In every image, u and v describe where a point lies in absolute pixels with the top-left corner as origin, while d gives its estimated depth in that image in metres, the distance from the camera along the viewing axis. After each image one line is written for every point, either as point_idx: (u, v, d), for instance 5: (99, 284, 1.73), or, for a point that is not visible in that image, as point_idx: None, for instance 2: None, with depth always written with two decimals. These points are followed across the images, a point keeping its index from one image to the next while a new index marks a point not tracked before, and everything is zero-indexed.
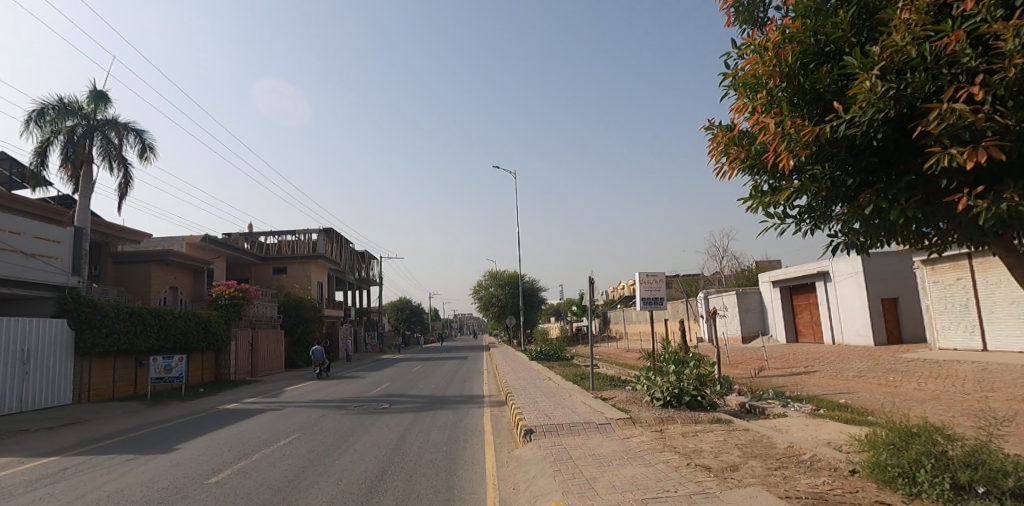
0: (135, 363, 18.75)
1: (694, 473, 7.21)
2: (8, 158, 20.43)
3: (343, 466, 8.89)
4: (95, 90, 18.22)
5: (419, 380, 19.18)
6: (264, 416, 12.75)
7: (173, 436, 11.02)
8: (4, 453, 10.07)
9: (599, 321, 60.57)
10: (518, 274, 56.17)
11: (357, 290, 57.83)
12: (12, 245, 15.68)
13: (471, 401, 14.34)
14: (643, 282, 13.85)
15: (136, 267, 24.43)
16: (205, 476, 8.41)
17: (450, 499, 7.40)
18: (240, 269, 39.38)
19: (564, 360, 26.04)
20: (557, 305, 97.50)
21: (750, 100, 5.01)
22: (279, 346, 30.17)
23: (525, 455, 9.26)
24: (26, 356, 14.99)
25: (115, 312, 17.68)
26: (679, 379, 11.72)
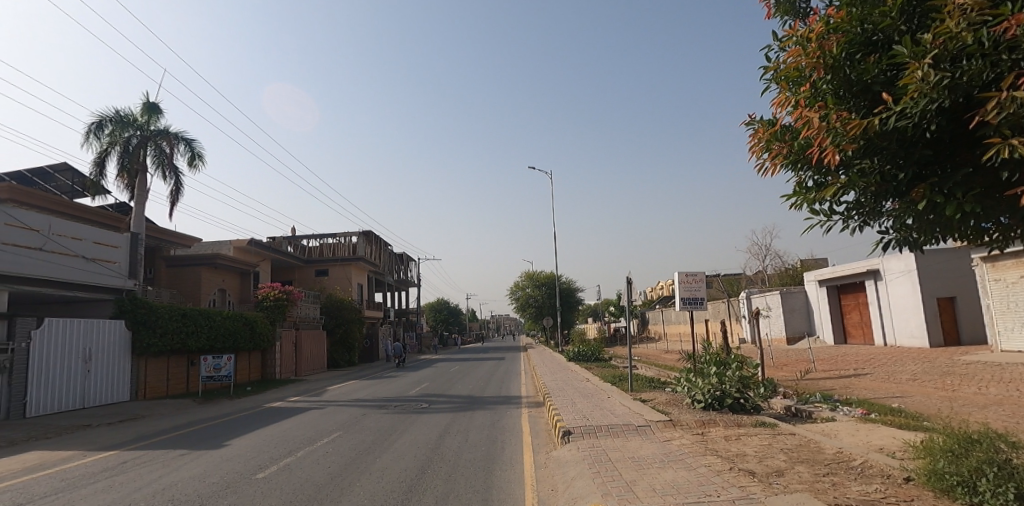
0: (187, 362, 19.58)
1: (737, 477, 7.03)
2: (71, 168, 21.65)
3: (384, 464, 9.04)
4: (148, 103, 19.18)
5: (458, 380, 19.35)
6: (308, 415, 13.08)
7: (222, 433, 11.44)
8: (70, 446, 10.70)
9: (638, 322, 59.78)
10: (554, 274, 56.06)
11: (396, 291, 58.90)
12: (73, 250, 16.59)
13: (509, 402, 14.38)
14: (682, 282, 13.61)
15: (187, 270, 25.51)
16: (253, 471, 8.70)
17: (489, 498, 7.43)
18: (284, 272, 40.63)
19: (602, 361, 25.87)
20: (594, 306, 96.92)
21: (792, 94, 4.84)
22: (321, 347, 30.98)
23: (564, 456, 9.22)
24: (88, 354, 15.85)
25: (169, 313, 18.51)
26: (721, 381, 11.48)
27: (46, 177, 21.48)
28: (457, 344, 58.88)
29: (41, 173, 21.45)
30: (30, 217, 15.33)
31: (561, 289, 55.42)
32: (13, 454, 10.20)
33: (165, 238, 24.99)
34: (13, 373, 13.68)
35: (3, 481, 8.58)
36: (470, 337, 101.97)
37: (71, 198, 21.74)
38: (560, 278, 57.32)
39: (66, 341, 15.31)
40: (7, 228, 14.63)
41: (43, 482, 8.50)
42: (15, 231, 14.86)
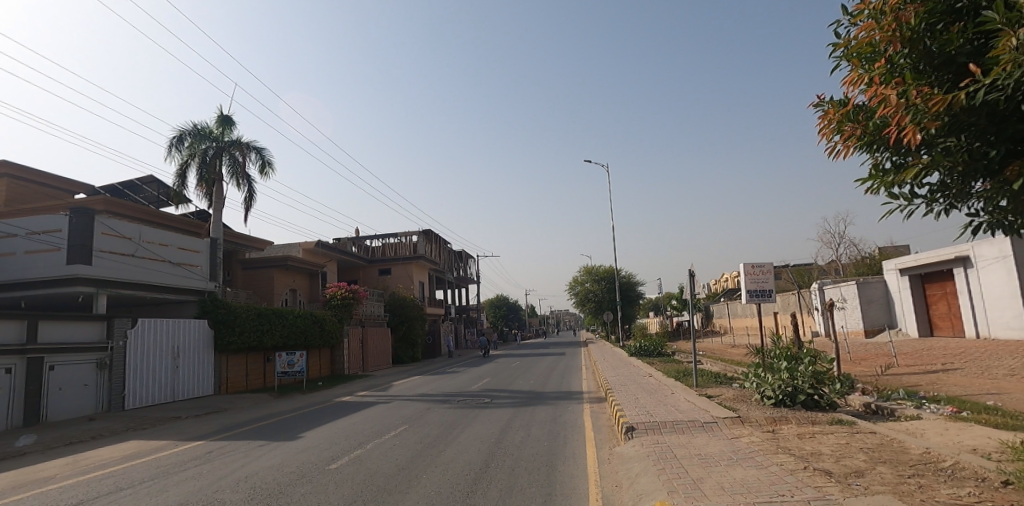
0: (263, 359, 20.82)
1: (812, 477, 6.70)
2: (157, 180, 23.36)
3: (448, 457, 9.25)
4: (222, 115, 20.49)
5: (520, 376, 19.48)
6: (375, 409, 13.58)
7: (297, 425, 12.06)
8: (163, 437, 11.58)
9: (702, 315, 58.09)
10: (614, 268, 55.31)
11: (457, 288, 60.02)
12: (160, 255, 17.91)
13: (571, 397, 14.33)
14: (748, 274, 13.10)
15: (261, 272, 27.01)
16: (327, 462, 9.12)
17: (552, 493, 7.46)
18: (350, 271, 42.24)
19: (666, 356, 25.32)
20: (654, 300, 95.05)
21: (865, 71, 4.52)
22: (386, 343, 32.04)
23: (628, 452, 9.10)
24: (176, 351, 17.10)
25: (246, 313, 19.69)
26: (793, 376, 10.99)
27: (136, 188, 23.28)
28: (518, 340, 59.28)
29: (131, 185, 23.24)
30: (122, 226, 16.71)
31: (621, 283, 54.64)
32: (115, 443, 11.18)
33: (241, 241, 26.58)
34: (112, 369, 15.01)
35: (106, 468, 9.39)
36: (530, 332, 102.24)
37: (158, 207, 23.49)
38: (620, 272, 56.51)
39: (158, 339, 16.58)
40: (102, 237, 16.00)
41: (141, 469, 9.27)
42: (109, 239, 16.25)
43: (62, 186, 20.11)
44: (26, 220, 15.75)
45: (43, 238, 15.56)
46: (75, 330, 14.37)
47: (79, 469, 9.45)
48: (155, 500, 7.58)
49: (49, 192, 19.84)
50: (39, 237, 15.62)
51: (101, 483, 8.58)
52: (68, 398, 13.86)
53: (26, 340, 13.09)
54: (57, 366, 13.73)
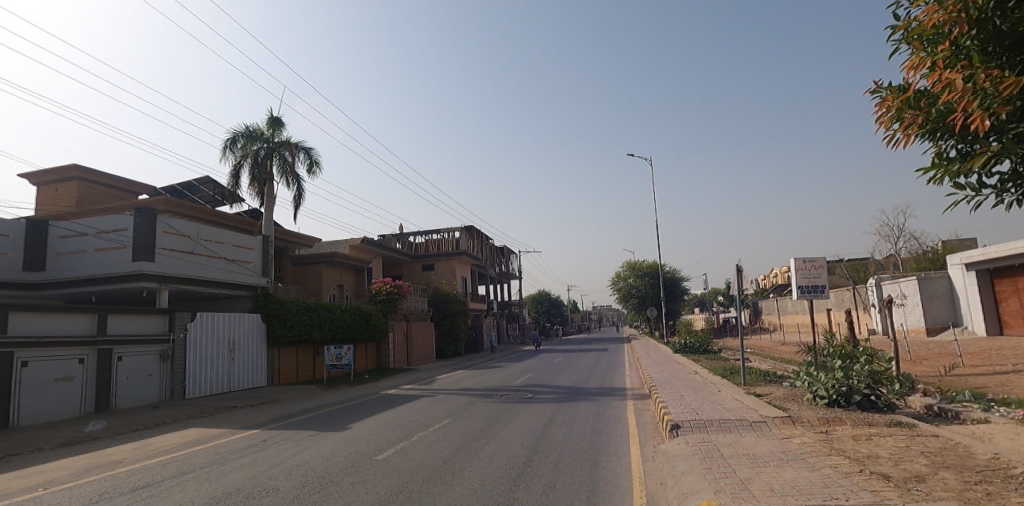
0: (312, 352, 21.56)
1: (869, 481, 6.42)
2: (213, 181, 24.42)
3: (492, 451, 9.33)
4: (272, 117, 21.25)
5: (563, 372, 19.44)
6: (420, 402, 13.84)
7: (344, 417, 12.42)
8: (220, 425, 12.15)
9: (750, 312, 56.42)
10: (657, 263, 54.42)
11: (499, 284, 60.41)
12: (217, 252, 18.76)
13: (614, 394, 14.20)
14: (799, 269, 12.64)
15: (310, 267, 27.90)
16: (374, 453, 9.37)
17: (595, 489, 7.41)
18: (394, 267, 43.12)
19: (713, 353, 24.74)
20: (700, 296, 92.95)
21: (927, 55, 4.26)
22: (429, 338, 32.56)
23: (673, 450, 8.95)
24: (232, 343, 17.86)
25: (296, 308, 20.42)
26: (848, 375, 10.53)
27: (193, 189, 24.39)
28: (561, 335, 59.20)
29: (189, 185, 24.36)
30: (182, 225, 17.57)
31: (664, 278, 53.71)
32: (177, 430, 11.80)
33: (291, 239, 27.52)
34: (174, 361, 15.83)
35: (169, 453, 9.94)
36: (572, 328, 101.82)
37: (213, 206, 24.57)
38: (664, 267, 55.54)
39: (215, 332, 17.36)
40: (164, 236, 16.87)
41: (201, 455, 9.76)
42: (170, 237, 17.12)
43: (127, 188, 21.32)
44: (96, 220, 16.80)
45: (111, 237, 16.57)
46: (140, 323, 15.21)
47: (145, 453, 10.03)
48: (213, 485, 7.95)
49: (115, 193, 21.06)
50: (108, 236, 16.64)
51: (165, 467, 9.09)
52: (134, 387, 14.73)
53: (97, 332, 13.96)
54: (125, 357, 14.60)
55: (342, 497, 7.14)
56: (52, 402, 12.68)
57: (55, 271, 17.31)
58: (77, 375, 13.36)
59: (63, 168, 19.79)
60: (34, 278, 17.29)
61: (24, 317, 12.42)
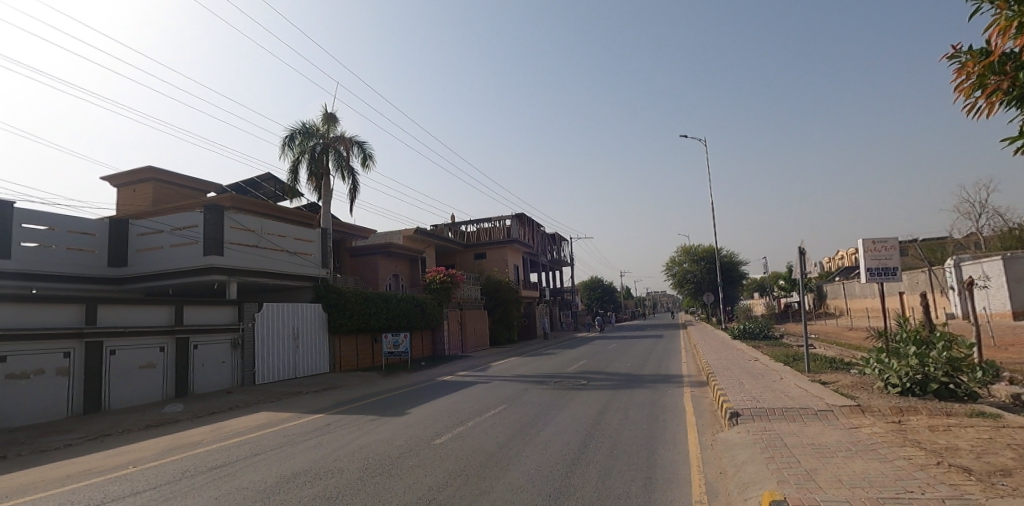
0: (371, 339, 22.33)
1: (947, 474, 6.06)
2: (274, 177, 25.49)
3: (547, 437, 9.41)
4: (326, 113, 21.94)
5: (617, 358, 19.30)
6: (475, 388, 14.07)
7: (402, 402, 12.80)
8: (288, 409, 12.79)
9: (813, 296, 54.04)
10: (714, 247, 52.95)
11: (551, 271, 60.47)
12: (281, 246, 19.65)
13: (669, 381, 13.96)
14: (867, 250, 12.01)
15: (367, 258, 28.78)
16: (432, 437, 9.63)
17: (652, 476, 7.33)
18: (447, 256, 43.86)
19: (774, 338, 23.90)
20: (759, 281, 89.93)
21: (1014, 13, 3.90)
22: (483, 325, 33.00)
23: (733, 438, 8.74)
24: (296, 331, 18.72)
25: (355, 297, 21.17)
26: (923, 363, 9.96)
27: (256, 185, 25.54)
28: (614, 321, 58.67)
29: (252, 182, 25.52)
30: (247, 220, 18.48)
31: (722, 263, 52.22)
32: (248, 414, 12.50)
33: (348, 231, 28.46)
34: (244, 349, 16.77)
35: (241, 436, 10.55)
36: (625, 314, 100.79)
37: (275, 202, 25.67)
38: (720, 251, 53.99)
39: (281, 321, 18.24)
40: (231, 231, 17.81)
41: (271, 437, 10.30)
42: (237, 232, 18.06)
43: (196, 187, 22.58)
44: (171, 217, 17.94)
45: (185, 233, 17.66)
46: (214, 314, 16.16)
47: (221, 435, 10.70)
48: (283, 466, 8.39)
49: (186, 192, 22.35)
50: (182, 232, 17.74)
51: (239, 448, 9.67)
52: (209, 373, 15.71)
53: (174, 322, 14.95)
54: (200, 345, 15.57)
55: (403, 480, 7.39)
56: (137, 387, 13.74)
57: (136, 266, 18.62)
58: (158, 362, 14.38)
59: (140, 169, 21.15)
60: (116, 272, 18.63)
61: (111, 309, 13.47)
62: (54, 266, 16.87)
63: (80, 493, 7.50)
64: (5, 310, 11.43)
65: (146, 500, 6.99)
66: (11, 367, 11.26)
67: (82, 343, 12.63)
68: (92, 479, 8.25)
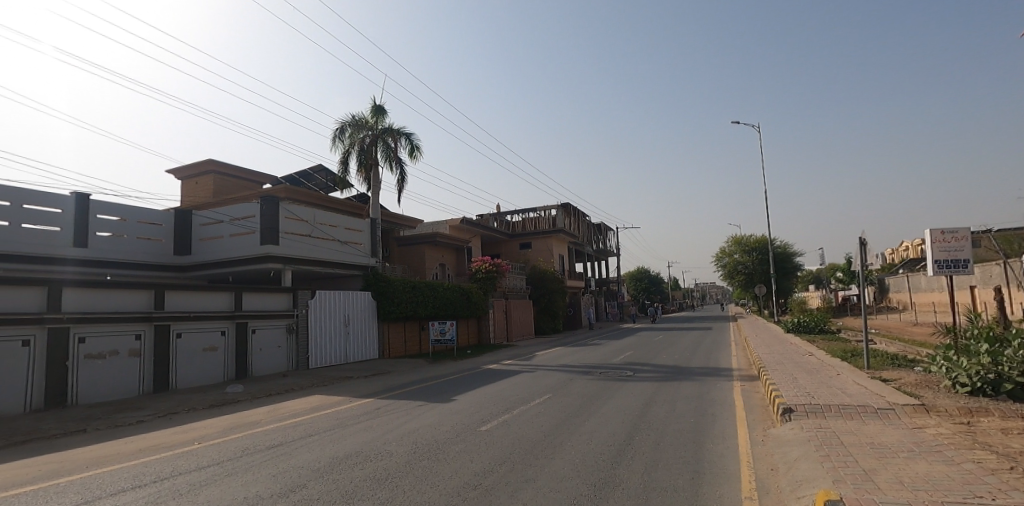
0: (418, 327, 22.84)
1: (1022, 480, 5.68)
2: (325, 168, 26.25)
3: (592, 427, 9.38)
4: (375, 105, 22.40)
5: (665, 350, 19.03)
6: (520, 377, 14.17)
7: (448, 389, 13.05)
8: (339, 393, 13.26)
9: (874, 290, 51.53)
10: (767, 237, 51.26)
11: (597, 261, 60.04)
12: (332, 235, 20.29)
13: (719, 374, 13.65)
14: (935, 242, 11.34)
15: (414, 247, 29.33)
16: (478, 424, 9.78)
17: (700, 470, 7.20)
18: (492, 246, 44.18)
19: (832, 332, 22.94)
20: (814, 273, 86.47)
21: None
22: (528, 315, 33.14)
23: (785, 435, 8.47)
24: (347, 318, 19.35)
25: (403, 286, 21.67)
26: (996, 362, 9.33)
27: (308, 177, 26.41)
28: (661, 313, 57.67)
29: (305, 174, 26.40)
30: (301, 210, 19.17)
31: (775, 254, 50.49)
32: (302, 397, 13.04)
33: (396, 221, 29.06)
34: (298, 334, 17.48)
35: (296, 417, 11.03)
36: (673, 305, 99.07)
37: (326, 193, 26.46)
38: (774, 242, 52.22)
39: (332, 308, 18.88)
40: (286, 221, 18.53)
41: (324, 419, 10.72)
42: (292, 222, 18.76)
43: (253, 178, 23.53)
44: (230, 208, 18.83)
45: (243, 223, 18.50)
46: (270, 300, 16.88)
47: (277, 416, 11.21)
48: (335, 447, 8.72)
49: (244, 184, 23.34)
50: (240, 222, 18.59)
51: (294, 429, 10.12)
52: (266, 357, 16.46)
53: (234, 308, 15.72)
54: (258, 330, 16.33)
55: (450, 465, 7.55)
56: (202, 368, 14.57)
57: (198, 255, 19.64)
58: (220, 345, 15.17)
59: (202, 162, 22.21)
60: (181, 261, 19.71)
61: (177, 295, 14.28)
62: (126, 254, 17.99)
63: (151, 466, 8.03)
64: (82, 295, 12.32)
65: (209, 476, 7.41)
66: (88, 347, 12.16)
67: (151, 326, 13.47)
68: (161, 454, 8.81)
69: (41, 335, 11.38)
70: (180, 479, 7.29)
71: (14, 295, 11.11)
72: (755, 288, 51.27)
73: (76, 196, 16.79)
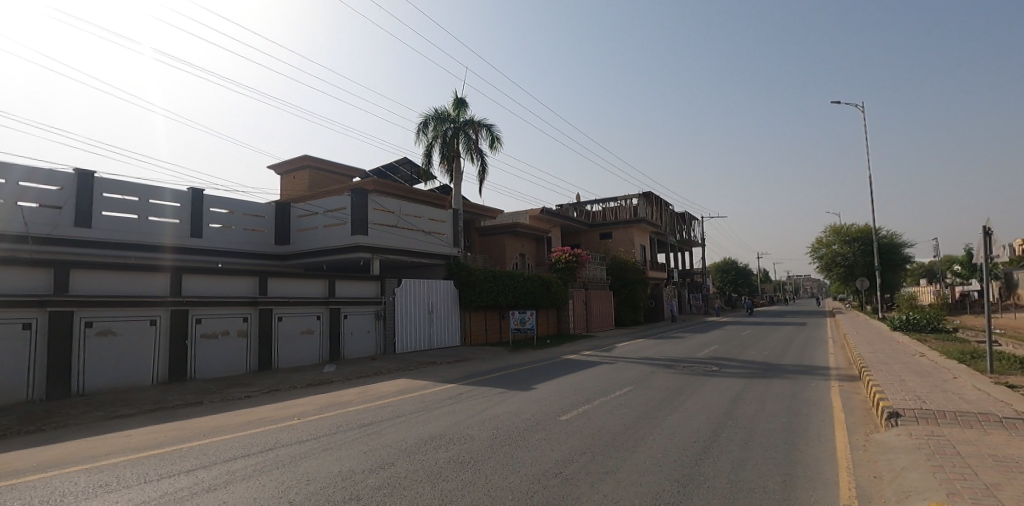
0: (498, 315, 23.30)
1: None
2: (410, 161, 27.28)
3: (676, 422, 9.15)
4: (457, 98, 22.91)
5: (757, 345, 18.15)
6: (601, 368, 14.09)
7: (529, 378, 13.22)
8: (425, 377, 13.82)
9: (1000, 285, 46.10)
10: (870, 227, 47.38)
11: (680, 252, 58.18)
12: (416, 226, 21.10)
13: (814, 373, 12.84)
14: None
15: (495, 237, 29.83)
16: (558, 413, 9.84)
17: (792, 473, 6.83)
18: (572, 236, 44.01)
19: (949, 331, 20.84)
20: (927, 267, 78.69)
21: None
22: (608, 306, 32.75)
23: (891, 441, 7.84)
24: (431, 306, 20.08)
25: (484, 275, 22.12)
26: None
27: (395, 170, 27.57)
28: (749, 307, 54.90)
29: (392, 167, 27.59)
30: (388, 202, 20.10)
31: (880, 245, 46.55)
32: (390, 380, 13.73)
33: (477, 212, 29.70)
34: (386, 320, 18.40)
35: (385, 398, 11.64)
36: (762, 299, 93.93)
37: (411, 185, 27.51)
38: (879, 232, 48.15)
39: (417, 296, 19.67)
40: (375, 212, 19.52)
41: (411, 402, 11.25)
42: (380, 214, 19.72)
43: (345, 172, 24.90)
44: (325, 201, 20.09)
45: (336, 215, 19.68)
46: (360, 287, 17.86)
47: (368, 397, 11.89)
48: (421, 429, 9.11)
49: (337, 178, 24.77)
50: (334, 214, 19.78)
51: (383, 409, 10.69)
52: (357, 341, 17.46)
53: (329, 294, 16.78)
54: (350, 315, 17.35)
55: (530, 452, 7.67)
56: (300, 349, 15.72)
57: (297, 244, 21.14)
58: (316, 329, 16.28)
59: (299, 158, 23.83)
60: (281, 250, 21.30)
61: (280, 281, 15.47)
62: (234, 243, 19.68)
63: (258, 438, 8.80)
64: (199, 280, 13.66)
65: (307, 449, 7.99)
66: (204, 327, 13.48)
67: (256, 310, 14.68)
68: (267, 427, 9.63)
69: (164, 316, 12.74)
70: (283, 450, 7.94)
71: (143, 280, 12.56)
72: (857, 281, 47.58)
73: (193, 191, 18.58)
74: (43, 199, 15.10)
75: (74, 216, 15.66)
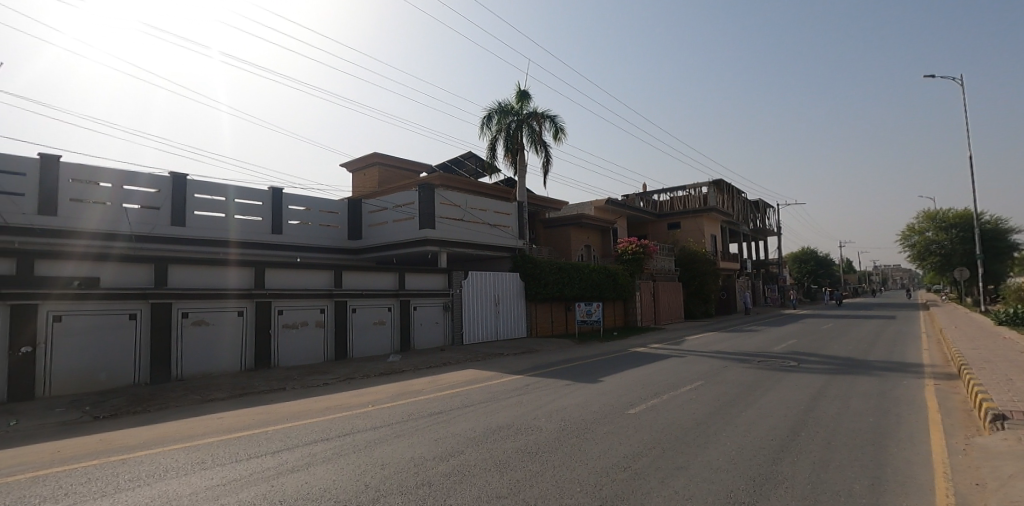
0: (563, 307, 23.29)
1: None
2: (474, 155, 27.64)
3: (751, 418, 8.81)
4: (520, 91, 22.96)
5: (842, 340, 17.12)
6: (672, 362, 13.77)
7: (596, 370, 13.15)
8: (492, 368, 14.05)
9: None
10: (971, 211, 43.41)
11: (754, 241, 55.77)
12: (482, 219, 21.43)
13: (907, 370, 11.96)
14: None
15: (560, 229, 29.75)
16: (626, 407, 9.71)
17: (881, 477, 6.40)
18: (638, 227, 43.19)
19: None
20: None
21: None
22: (677, 298, 31.88)
23: (997, 446, 7.17)
24: (497, 298, 20.37)
25: (549, 267, 22.14)
26: None
27: (460, 164, 28.02)
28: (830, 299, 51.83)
29: (457, 162, 28.09)
30: (453, 196, 20.55)
31: (982, 230, 42.57)
32: (459, 370, 14.06)
33: (541, 204, 29.70)
34: (453, 311, 18.85)
35: (453, 388, 11.94)
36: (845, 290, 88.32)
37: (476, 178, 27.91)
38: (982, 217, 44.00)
39: (483, 288, 19.99)
40: (441, 206, 20.02)
41: (479, 392, 11.48)
42: (445, 208, 20.21)
43: (412, 168, 25.60)
44: (393, 197, 20.78)
45: (404, 210, 20.33)
46: (428, 280, 18.36)
47: (437, 386, 12.24)
48: (488, 419, 9.28)
49: (404, 173, 25.50)
50: (402, 208, 20.42)
51: (452, 399, 10.96)
52: (425, 332, 17.99)
53: (399, 287, 17.38)
54: (419, 307, 17.89)
55: (598, 445, 7.62)
56: (373, 339, 16.42)
57: (368, 238, 22.00)
58: (387, 320, 16.93)
59: (369, 156, 24.75)
60: (354, 244, 22.26)
61: (353, 274, 16.20)
62: (311, 239, 20.74)
63: (336, 423, 9.29)
64: (281, 274, 14.55)
65: (381, 436, 8.34)
66: (286, 318, 14.38)
67: (332, 301, 15.47)
68: (344, 413, 10.14)
69: (250, 307, 13.68)
70: (358, 436, 8.33)
71: (231, 275, 13.51)
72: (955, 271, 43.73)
73: (272, 190, 19.72)
74: (143, 201, 16.57)
75: (170, 216, 17.06)
